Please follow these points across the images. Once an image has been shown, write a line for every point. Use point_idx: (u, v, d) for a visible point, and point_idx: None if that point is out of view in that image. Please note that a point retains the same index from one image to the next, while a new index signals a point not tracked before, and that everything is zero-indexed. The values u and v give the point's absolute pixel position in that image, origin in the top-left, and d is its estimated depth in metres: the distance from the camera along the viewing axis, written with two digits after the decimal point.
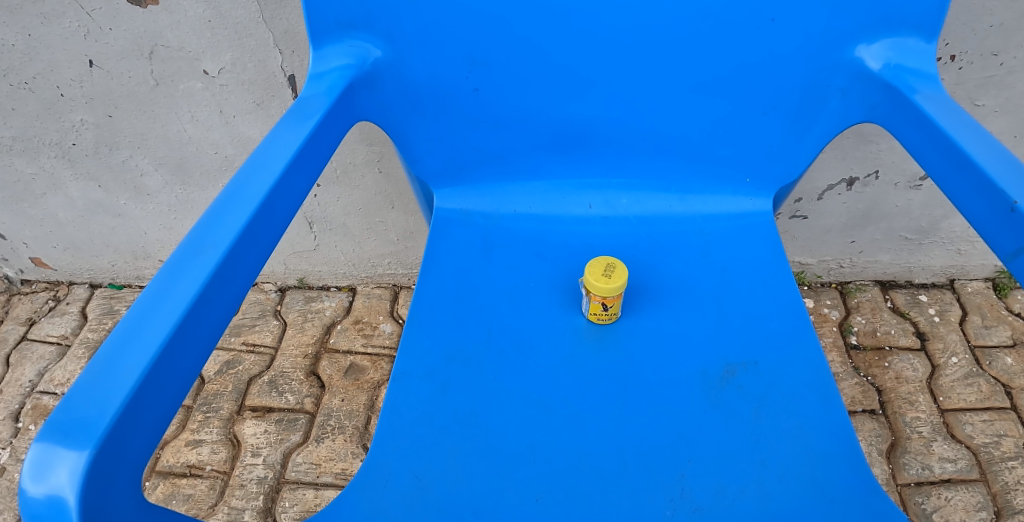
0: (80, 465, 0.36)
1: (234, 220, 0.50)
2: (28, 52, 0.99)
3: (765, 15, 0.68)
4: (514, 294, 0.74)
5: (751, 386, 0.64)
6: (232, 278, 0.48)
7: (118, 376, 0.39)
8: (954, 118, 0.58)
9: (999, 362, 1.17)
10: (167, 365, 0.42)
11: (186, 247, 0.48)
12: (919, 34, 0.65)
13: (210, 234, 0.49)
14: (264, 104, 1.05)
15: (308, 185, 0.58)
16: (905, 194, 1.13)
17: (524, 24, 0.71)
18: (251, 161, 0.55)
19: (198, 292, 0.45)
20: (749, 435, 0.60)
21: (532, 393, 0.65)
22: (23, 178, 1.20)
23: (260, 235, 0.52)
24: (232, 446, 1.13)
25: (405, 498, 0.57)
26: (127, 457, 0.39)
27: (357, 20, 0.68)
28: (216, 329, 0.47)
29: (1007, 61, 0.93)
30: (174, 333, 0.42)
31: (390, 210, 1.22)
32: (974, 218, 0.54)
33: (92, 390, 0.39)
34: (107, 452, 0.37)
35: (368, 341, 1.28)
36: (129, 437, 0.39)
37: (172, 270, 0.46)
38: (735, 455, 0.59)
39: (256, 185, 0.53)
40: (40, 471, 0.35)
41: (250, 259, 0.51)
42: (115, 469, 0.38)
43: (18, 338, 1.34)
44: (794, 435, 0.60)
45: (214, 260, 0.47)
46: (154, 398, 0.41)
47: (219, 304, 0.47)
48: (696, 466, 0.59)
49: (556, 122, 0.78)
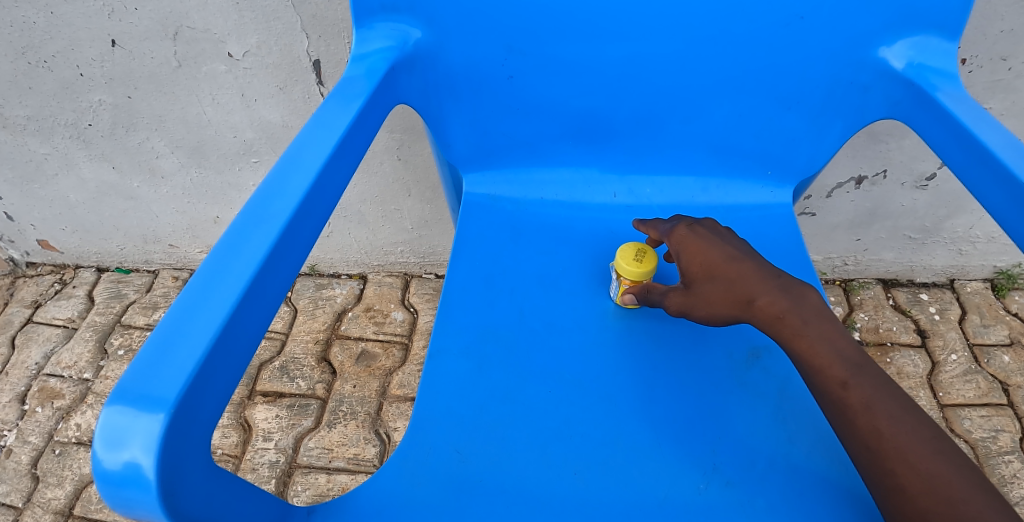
0: (156, 424, 0.38)
1: (291, 195, 0.51)
2: (49, 30, 0.99)
3: (795, 13, 0.70)
4: (543, 277, 0.75)
5: (776, 368, 0.66)
6: (290, 250, 0.50)
7: (188, 342, 0.41)
8: (974, 114, 0.60)
9: (996, 360, 1.20)
10: (234, 332, 0.43)
11: (245, 220, 0.49)
12: (942, 34, 0.67)
13: (267, 209, 0.50)
14: (287, 89, 1.05)
15: (353, 165, 0.60)
16: (911, 193, 1.16)
17: (559, 15, 0.72)
18: (301, 140, 0.57)
19: (260, 262, 0.46)
20: (774, 413, 0.62)
21: (565, 373, 0.66)
22: (35, 158, 1.20)
23: (314, 209, 0.53)
24: (244, 430, 1.13)
25: (446, 471, 0.59)
26: (199, 419, 0.41)
27: (399, 4, 0.69)
28: (275, 297, 0.48)
29: (1015, 66, 0.96)
30: (240, 302, 0.44)
31: (407, 198, 1.23)
32: (992, 208, 0.57)
33: (164, 355, 0.40)
34: (182, 414, 0.39)
35: (380, 328, 1.28)
36: (200, 400, 0.41)
37: (233, 243, 0.47)
38: (764, 433, 0.61)
39: (308, 163, 0.54)
40: (119, 432, 0.37)
41: (305, 232, 0.52)
42: (189, 429, 0.40)
43: (24, 321, 1.33)
44: (818, 415, 0.62)
45: (274, 233, 0.48)
46: (223, 363, 0.43)
47: (279, 275, 0.48)
48: (726, 442, 0.61)
49: (584, 112, 0.80)
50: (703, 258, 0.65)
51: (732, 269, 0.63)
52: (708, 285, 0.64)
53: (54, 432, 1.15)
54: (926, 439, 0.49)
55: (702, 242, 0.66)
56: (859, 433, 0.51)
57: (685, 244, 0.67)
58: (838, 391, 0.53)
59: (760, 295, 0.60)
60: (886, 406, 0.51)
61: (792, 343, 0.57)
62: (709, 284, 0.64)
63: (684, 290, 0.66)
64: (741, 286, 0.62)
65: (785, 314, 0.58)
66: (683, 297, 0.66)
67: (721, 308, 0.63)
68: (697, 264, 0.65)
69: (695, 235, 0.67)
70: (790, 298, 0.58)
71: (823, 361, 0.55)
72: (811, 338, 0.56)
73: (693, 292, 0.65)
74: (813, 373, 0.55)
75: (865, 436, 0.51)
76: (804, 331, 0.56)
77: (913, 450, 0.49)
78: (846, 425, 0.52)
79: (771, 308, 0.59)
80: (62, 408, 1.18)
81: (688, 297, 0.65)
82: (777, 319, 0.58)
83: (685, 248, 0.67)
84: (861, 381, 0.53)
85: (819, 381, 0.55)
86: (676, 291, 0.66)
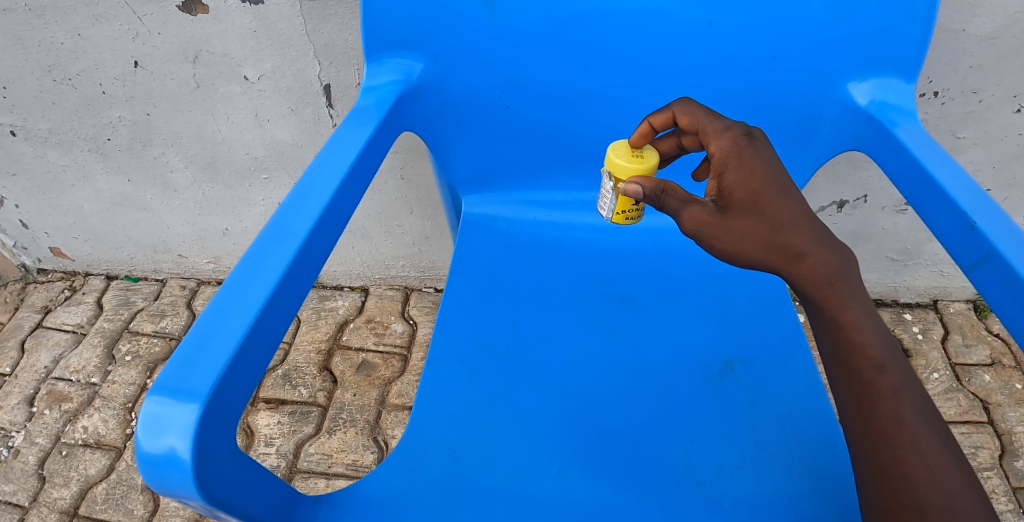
0: (192, 413, 0.42)
1: (312, 210, 0.56)
2: (75, 50, 1.05)
3: (768, 53, 0.76)
4: (535, 290, 0.80)
5: (748, 379, 0.70)
6: (310, 261, 0.54)
7: (221, 341, 0.46)
8: (929, 149, 0.66)
9: (977, 378, 1.24)
10: (260, 333, 0.48)
11: (270, 233, 0.54)
12: (901, 76, 0.74)
13: (290, 222, 0.55)
14: (298, 110, 1.11)
15: (366, 184, 0.65)
16: (891, 217, 1.22)
17: (552, 50, 0.79)
18: (319, 160, 0.62)
19: (284, 270, 0.51)
20: (746, 420, 0.66)
21: (555, 380, 0.71)
22: (53, 170, 1.25)
23: (332, 224, 0.58)
24: (246, 435, 1.16)
25: (438, 467, 0.63)
26: (229, 409, 0.45)
27: (406, 40, 0.77)
28: (296, 301, 0.53)
29: (986, 98, 1.02)
30: (266, 307, 0.48)
31: (409, 215, 1.28)
32: (942, 235, 0.62)
33: (198, 352, 0.45)
34: (215, 405, 0.43)
35: (380, 340, 1.32)
36: (232, 391, 0.45)
37: (259, 253, 0.52)
38: (736, 438, 0.65)
39: (325, 182, 0.59)
40: (160, 419, 0.42)
41: (323, 244, 0.57)
42: (221, 418, 0.44)
43: (34, 326, 1.37)
44: (786, 423, 0.66)
45: (296, 245, 0.53)
46: (251, 362, 0.47)
47: (300, 282, 0.53)
48: (699, 446, 0.65)
49: (575, 138, 0.86)
50: (755, 186, 0.56)
51: (782, 210, 0.55)
52: (748, 217, 0.56)
53: (61, 434, 1.18)
54: (938, 432, 0.50)
55: (760, 166, 0.57)
56: (878, 418, 0.51)
57: (739, 163, 0.57)
58: (872, 374, 0.52)
59: (811, 251, 0.54)
60: (913, 395, 0.51)
61: (834, 314, 0.54)
62: (748, 216, 0.56)
63: (716, 214, 0.57)
64: (789, 234, 0.55)
65: (836, 279, 0.54)
66: (711, 223, 0.56)
67: (755, 245, 0.55)
68: (743, 189, 0.57)
69: (752, 155, 0.57)
70: (841, 260, 0.54)
71: (865, 338, 0.53)
72: (856, 311, 0.53)
73: (726, 220, 0.56)
74: (851, 349, 0.53)
75: (884, 422, 0.50)
76: (850, 304, 0.53)
77: (926, 443, 0.49)
78: (867, 409, 0.51)
79: (823, 270, 0.54)
80: (69, 411, 1.21)
81: (716, 225, 0.56)
82: (825, 282, 0.54)
83: (735, 166, 0.57)
84: (896, 367, 0.52)
85: (853, 358, 0.53)
86: (704, 212, 0.57)
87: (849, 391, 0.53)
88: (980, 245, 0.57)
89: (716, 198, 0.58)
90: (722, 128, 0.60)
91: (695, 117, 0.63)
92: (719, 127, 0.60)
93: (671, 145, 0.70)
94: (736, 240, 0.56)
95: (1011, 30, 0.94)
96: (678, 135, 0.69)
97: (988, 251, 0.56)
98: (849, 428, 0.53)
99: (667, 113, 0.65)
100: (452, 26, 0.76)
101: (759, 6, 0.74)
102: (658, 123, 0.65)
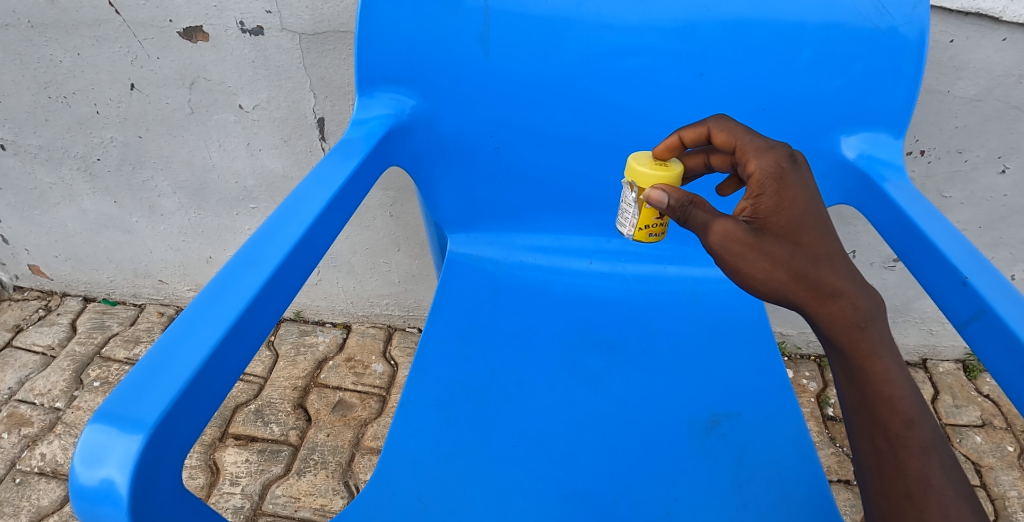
0: (134, 444, 0.39)
1: (285, 240, 0.55)
2: (72, 69, 1.06)
3: (758, 105, 0.77)
4: (516, 334, 0.78)
5: (735, 436, 0.67)
6: (279, 292, 0.53)
7: (174, 368, 0.43)
8: (917, 204, 0.66)
9: (968, 440, 1.21)
10: (218, 363, 0.46)
11: (241, 260, 0.53)
12: (889, 130, 0.75)
13: (262, 251, 0.54)
14: (291, 142, 1.11)
15: (345, 218, 0.64)
16: (880, 273, 1.22)
17: (545, 95, 0.80)
18: (300, 191, 0.61)
19: (249, 300, 0.49)
20: (731, 479, 0.64)
21: (531, 428, 0.68)
22: (40, 187, 1.24)
23: (305, 256, 0.57)
24: (211, 472, 1.11)
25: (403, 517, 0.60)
26: (176, 442, 0.43)
27: (399, 77, 0.78)
28: (259, 335, 0.51)
29: (971, 158, 1.04)
30: (227, 335, 0.47)
31: (395, 252, 1.27)
32: (933, 289, 0.61)
33: (150, 378, 0.43)
34: (161, 436, 0.41)
35: (359, 379, 1.28)
36: (179, 424, 0.43)
37: (228, 280, 0.51)
38: (718, 498, 0.62)
39: (303, 212, 0.58)
40: (99, 448, 0.39)
41: (293, 277, 0.55)
42: (165, 452, 0.42)
43: (3, 344, 1.32)
44: (774, 483, 0.63)
45: (265, 274, 0.52)
46: (204, 392, 0.45)
47: (265, 313, 0.51)
48: (681, 506, 0.62)
49: (564, 183, 0.86)
50: (795, 214, 0.54)
51: (818, 244, 0.54)
52: (783, 244, 0.54)
53: (17, 460, 1.12)
54: (966, 496, 0.48)
55: (801, 194, 0.54)
56: (905, 478, 0.49)
57: (778, 188, 0.54)
58: (900, 429, 0.50)
59: (845, 292, 0.53)
60: (941, 455, 0.49)
61: (863, 363, 0.52)
62: (783, 243, 0.54)
63: (750, 233, 0.54)
64: (823, 270, 0.53)
65: (867, 324, 0.52)
66: (743, 240, 0.54)
67: (784, 273, 0.53)
68: (780, 216, 0.54)
69: (795, 181, 0.54)
70: (871, 305, 0.53)
71: (895, 391, 0.51)
72: (886, 361, 0.52)
73: (760, 242, 0.54)
74: (878, 400, 0.51)
75: (911, 483, 0.48)
76: (880, 353, 0.52)
77: (954, 508, 0.47)
78: (896, 467, 0.49)
79: (853, 313, 0.52)
80: (28, 436, 1.16)
81: (748, 244, 0.54)
82: (856, 326, 0.52)
83: (775, 191, 0.54)
84: (925, 423, 0.50)
85: (880, 411, 0.51)
86: (738, 227, 0.54)
87: (872, 446, 0.51)
88: (972, 300, 0.56)
89: (750, 219, 0.55)
90: (763, 149, 0.58)
91: (733, 134, 0.61)
92: (761, 147, 0.58)
93: (699, 162, 0.68)
94: (767, 265, 0.54)
95: (994, 93, 0.96)
96: (707, 153, 0.67)
97: (981, 306, 0.55)
98: (867, 487, 0.51)
99: (702, 128, 0.63)
100: (446, 67, 0.78)
101: (749, 58, 0.75)
102: (690, 138, 0.64)
